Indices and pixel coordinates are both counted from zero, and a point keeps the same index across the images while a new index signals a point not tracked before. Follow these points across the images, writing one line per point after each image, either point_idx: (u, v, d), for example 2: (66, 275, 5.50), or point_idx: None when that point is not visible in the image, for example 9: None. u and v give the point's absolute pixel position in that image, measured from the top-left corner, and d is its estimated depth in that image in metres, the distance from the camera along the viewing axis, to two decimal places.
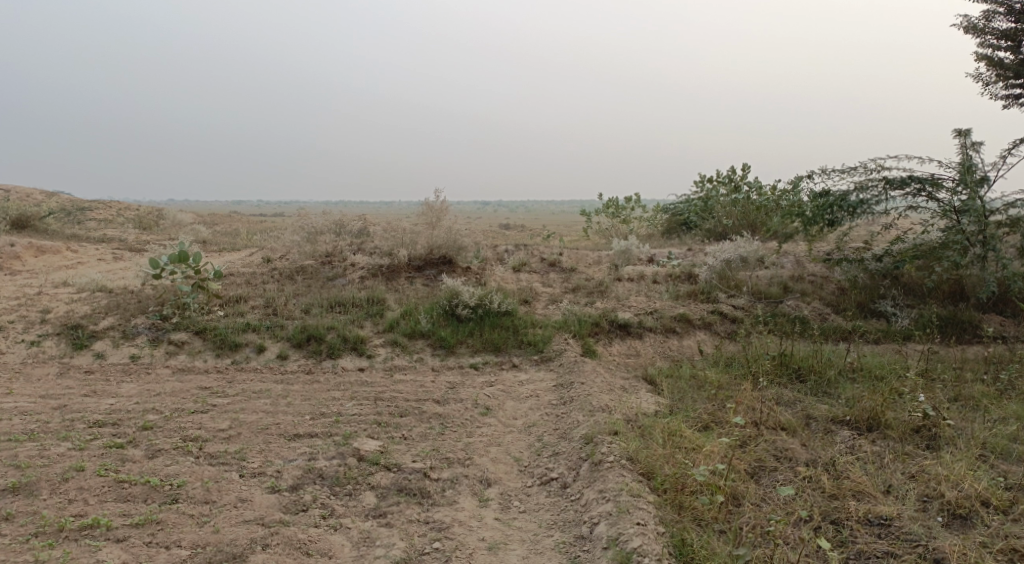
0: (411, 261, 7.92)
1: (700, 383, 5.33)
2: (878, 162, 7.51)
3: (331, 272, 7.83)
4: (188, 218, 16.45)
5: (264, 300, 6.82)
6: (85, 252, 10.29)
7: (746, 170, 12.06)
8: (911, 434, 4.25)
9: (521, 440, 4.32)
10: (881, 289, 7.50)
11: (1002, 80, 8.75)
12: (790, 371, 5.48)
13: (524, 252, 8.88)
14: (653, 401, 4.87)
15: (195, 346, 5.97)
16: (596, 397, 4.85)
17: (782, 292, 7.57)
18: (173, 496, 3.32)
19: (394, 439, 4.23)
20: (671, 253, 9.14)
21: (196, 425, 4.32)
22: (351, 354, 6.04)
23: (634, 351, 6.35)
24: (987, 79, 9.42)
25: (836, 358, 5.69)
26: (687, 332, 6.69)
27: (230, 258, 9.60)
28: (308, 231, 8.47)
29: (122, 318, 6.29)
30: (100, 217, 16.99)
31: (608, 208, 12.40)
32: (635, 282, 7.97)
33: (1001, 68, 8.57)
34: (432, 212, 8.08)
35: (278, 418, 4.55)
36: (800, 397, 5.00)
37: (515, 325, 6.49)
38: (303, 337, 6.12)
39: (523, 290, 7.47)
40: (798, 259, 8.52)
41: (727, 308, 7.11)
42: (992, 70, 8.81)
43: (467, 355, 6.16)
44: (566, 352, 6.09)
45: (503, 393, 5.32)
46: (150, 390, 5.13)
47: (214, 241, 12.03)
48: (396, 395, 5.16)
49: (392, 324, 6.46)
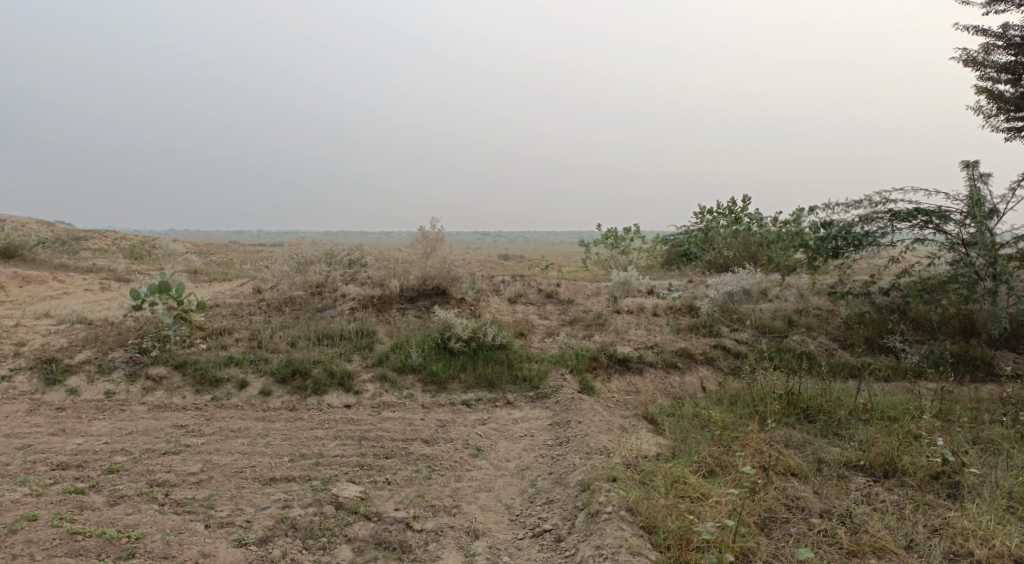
0: (403, 292, 7.68)
1: (704, 423, 5.06)
2: (884, 194, 7.33)
3: (321, 304, 7.59)
4: (181, 248, 16.25)
5: (249, 333, 6.57)
6: (72, 282, 10.06)
7: (746, 202, 11.90)
8: (930, 481, 3.99)
9: (513, 485, 4.05)
10: (889, 323, 7.26)
11: (1002, 114, 8.62)
12: (798, 410, 5.23)
13: (520, 283, 8.65)
14: (654, 442, 4.60)
15: (174, 382, 5.71)
16: (594, 438, 4.57)
17: (787, 326, 7.32)
18: (129, 550, 3.04)
19: (376, 484, 3.95)
20: (671, 285, 8.91)
21: (165, 468, 4.04)
22: (338, 390, 5.77)
23: (634, 388, 6.08)
24: (988, 113, 9.30)
25: (846, 396, 5.43)
26: (689, 367, 6.43)
27: (219, 288, 9.39)
28: (298, 261, 8.26)
29: (100, 352, 6.03)
30: (93, 246, 16.80)
31: (606, 239, 12.19)
32: (634, 315, 7.72)
33: (1000, 101, 8.46)
34: (427, 242, 7.87)
35: (254, 460, 4.27)
36: (810, 440, 4.72)
37: (510, 359, 6.23)
38: (288, 371, 5.86)
39: (519, 323, 7.23)
40: (802, 292, 8.29)
41: (730, 343, 6.86)
42: (993, 103, 8.69)
43: (460, 391, 5.89)
44: (563, 389, 5.82)
45: (496, 432, 5.04)
46: (122, 429, 4.85)
47: (206, 271, 11.82)
48: (382, 434, 4.89)
49: (382, 358, 6.20)
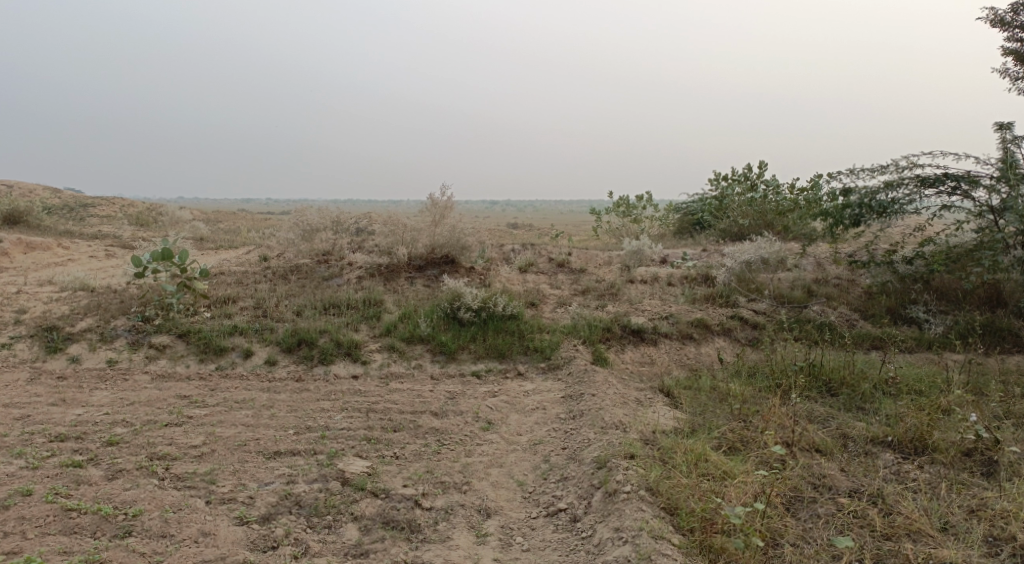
0: (411, 260, 7.50)
1: (722, 396, 4.88)
2: (911, 159, 7.03)
3: (327, 272, 7.42)
4: (188, 216, 16.10)
5: (254, 301, 6.42)
6: (77, 249, 9.92)
7: (762, 169, 11.58)
8: (962, 458, 3.81)
9: (525, 460, 3.90)
10: (912, 293, 7.01)
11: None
12: (820, 384, 5.05)
13: (531, 252, 8.44)
14: (672, 416, 4.43)
15: (177, 351, 5.58)
16: (609, 412, 4.41)
17: (806, 296, 7.10)
18: (125, 528, 2.93)
19: (384, 459, 3.80)
20: (685, 254, 8.67)
21: (166, 440, 3.91)
22: (345, 360, 5.63)
23: (649, 359, 5.90)
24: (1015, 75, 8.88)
25: (869, 369, 5.23)
26: (705, 338, 6.23)
27: (224, 256, 9.21)
28: (304, 228, 8.07)
29: (102, 320, 5.90)
30: (100, 213, 16.64)
31: (618, 207, 11.91)
32: (648, 285, 7.51)
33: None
34: (435, 209, 7.66)
35: (258, 433, 4.13)
36: (834, 414, 4.54)
37: (521, 330, 6.06)
38: (294, 341, 5.71)
39: (530, 292, 7.04)
40: (820, 261, 8.06)
41: (747, 313, 6.65)
42: (1021, 65, 8.28)
43: (470, 361, 5.74)
44: (575, 360, 5.65)
45: (507, 405, 4.89)
46: (124, 399, 4.74)
47: (212, 239, 11.65)
48: (390, 406, 4.75)
49: (389, 328, 6.04)
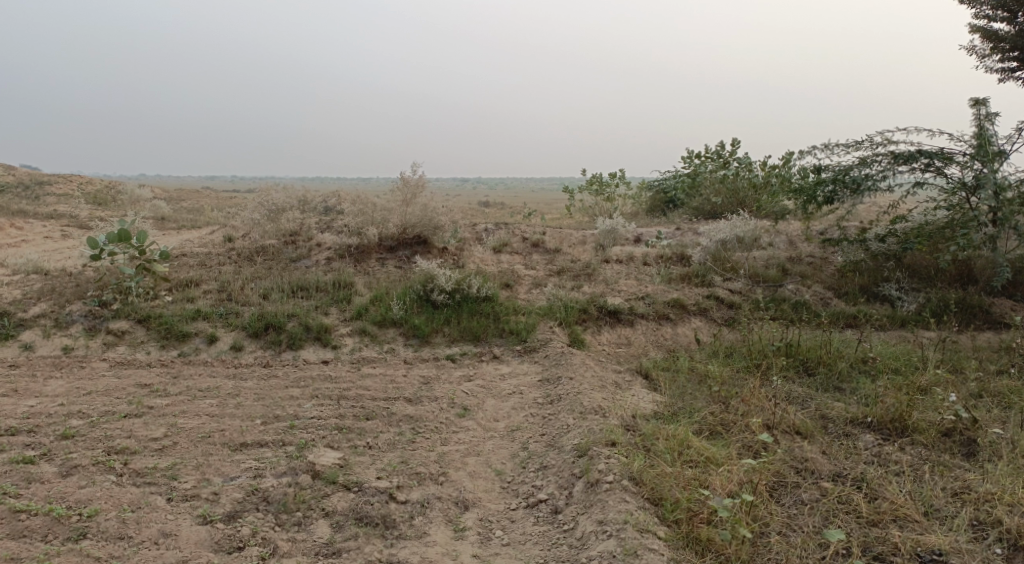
0: (382, 241, 7.30)
1: (701, 378, 4.82)
2: (886, 135, 7.00)
3: (295, 253, 7.18)
4: (148, 195, 15.55)
5: (219, 284, 6.17)
6: (30, 229, 9.48)
7: (735, 147, 11.54)
8: (941, 439, 3.81)
9: (503, 448, 3.80)
10: (885, 271, 7.03)
11: (997, 53, 8.22)
12: (797, 364, 5.02)
13: (504, 231, 8.29)
14: (651, 399, 4.36)
15: (137, 337, 5.33)
16: (588, 396, 4.31)
17: (781, 275, 7.08)
18: (80, 530, 2.75)
19: (356, 449, 3.66)
20: (660, 233, 8.60)
21: (125, 433, 3.71)
22: (314, 345, 5.44)
23: (626, 340, 5.83)
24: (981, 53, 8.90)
25: (846, 349, 5.22)
26: (682, 319, 6.17)
27: (187, 237, 8.87)
28: (270, 208, 7.79)
29: (56, 305, 5.60)
30: (57, 191, 16.00)
31: (591, 185, 11.78)
32: (624, 264, 7.42)
33: (995, 41, 8.05)
34: (406, 188, 7.45)
35: (224, 423, 3.95)
36: (813, 395, 4.51)
37: (496, 312, 5.93)
38: (260, 326, 5.50)
39: (505, 273, 6.90)
40: (793, 239, 8.05)
41: (724, 293, 6.61)
42: (988, 42, 8.29)
43: (444, 345, 5.60)
44: (552, 342, 5.55)
45: (482, 390, 4.77)
46: (80, 388, 4.50)
47: (174, 218, 11.24)
48: (362, 393, 4.60)
49: (360, 311, 5.86)
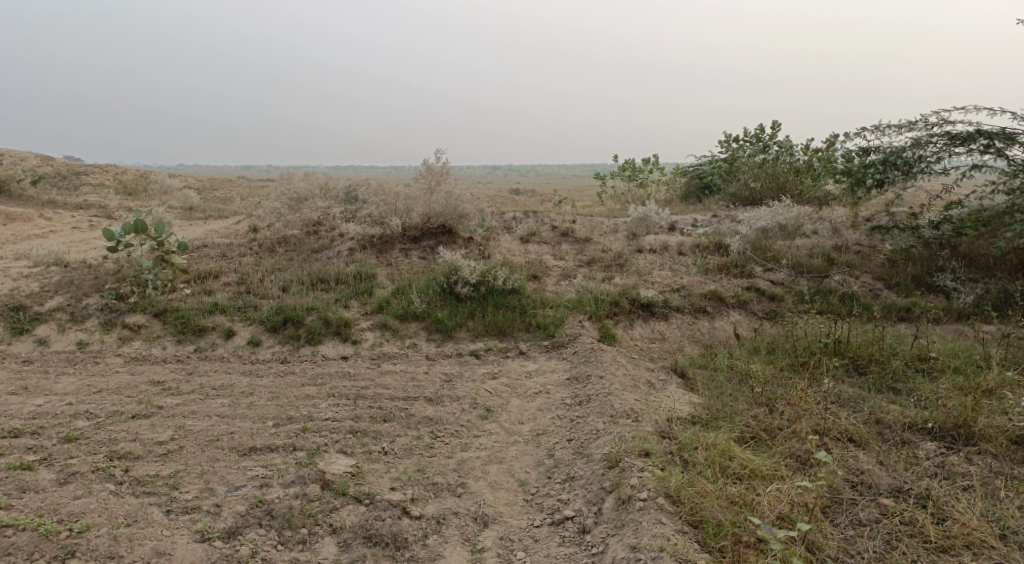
0: (406, 231, 7.06)
1: (741, 376, 4.48)
2: (941, 115, 6.45)
3: (317, 244, 7.00)
4: (178, 185, 15.58)
5: (238, 276, 6.01)
6: (59, 220, 9.47)
7: (776, 129, 11.01)
8: (1013, 448, 3.44)
9: (528, 454, 3.54)
10: (939, 260, 6.55)
11: None
12: (847, 362, 4.65)
13: (532, 220, 7.99)
14: (687, 401, 4.05)
15: (153, 331, 5.19)
16: (619, 397, 4.02)
17: (826, 264, 6.64)
18: (69, 547, 2.69)
19: (370, 456, 3.44)
20: (695, 221, 8.20)
21: (130, 435, 3.55)
22: (333, 340, 5.24)
23: (659, 335, 5.50)
24: None
25: (900, 345, 4.82)
26: (719, 312, 5.81)
27: (213, 227, 8.76)
28: (291, 197, 7.62)
29: (73, 298, 5.50)
30: (93, 181, 16.18)
31: (623, 171, 11.35)
32: (657, 254, 7.07)
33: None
34: (429, 176, 7.19)
35: (234, 425, 3.76)
36: (865, 397, 4.14)
37: (522, 305, 5.66)
38: (279, 320, 5.31)
39: (532, 264, 6.61)
40: (838, 226, 7.59)
41: (764, 284, 6.22)
42: None
43: (468, 339, 5.35)
44: (581, 338, 5.26)
45: (507, 389, 4.52)
46: (91, 386, 4.36)
47: (202, 209, 11.18)
48: (380, 392, 4.38)
49: (381, 305, 5.64)
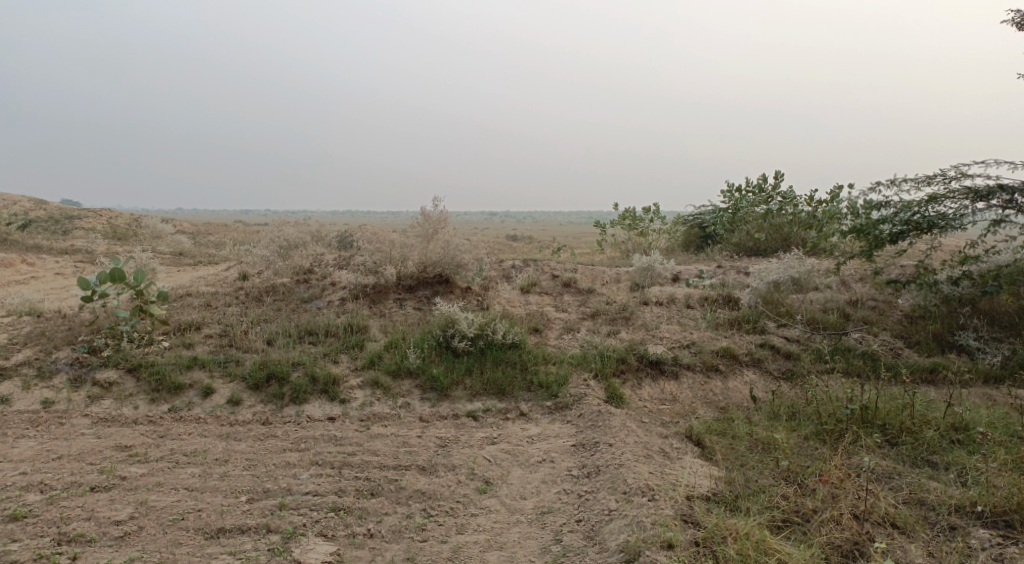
0: (401, 280, 6.74)
1: (762, 445, 4.11)
2: (960, 169, 6.21)
3: (307, 293, 6.68)
4: (170, 229, 15.26)
5: (221, 328, 5.66)
6: (42, 266, 9.14)
7: (779, 179, 10.85)
8: None
9: (533, 539, 3.17)
10: (960, 318, 6.26)
11: None
12: (876, 431, 4.29)
13: (533, 268, 7.70)
14: (707, 475, 3.68)
15: (125, 389, 4.81)
16: (633, 470, 3.65)
17: (843, 320, 6.33)
18: None
19: (354, 540, 3.11)
20: (700, 272, 7.92)
21: (84, 513, 3.16)
22: (320, 400, 4.86)
23: (670, 396, 5.14)
24: None
25: (931, 412, 4.49)
26: (732, 370, 5.46)
27: (200, 274, 8.43)
28: (282, 244, 7.33)
29: (42, 352, 5.13)
30: (85, 226, 15.92)
31: (623, 220, 11.11)
32: (664, 307, 6.75)
33: None
34: (427, 224, 6.88)
35: (202, 501, 3.37)
36: (901, 472, 3.79)
37: (523, 361, 5.31)
38: (262, 376, 4.94)
39: (533, 317, 6.29)
40: (850, 280, 7.30)
41: (779, 341, 5.89)
42: None
43: (464, 399, 4.96)
44: (586, 398, 4.89)
45: (508, 456, 4.13)
46: (50, 452, 3.96)
47: (192, 254, 10.87)
48: (368, 460, 3.99)
49: (373, 359, 5.29)
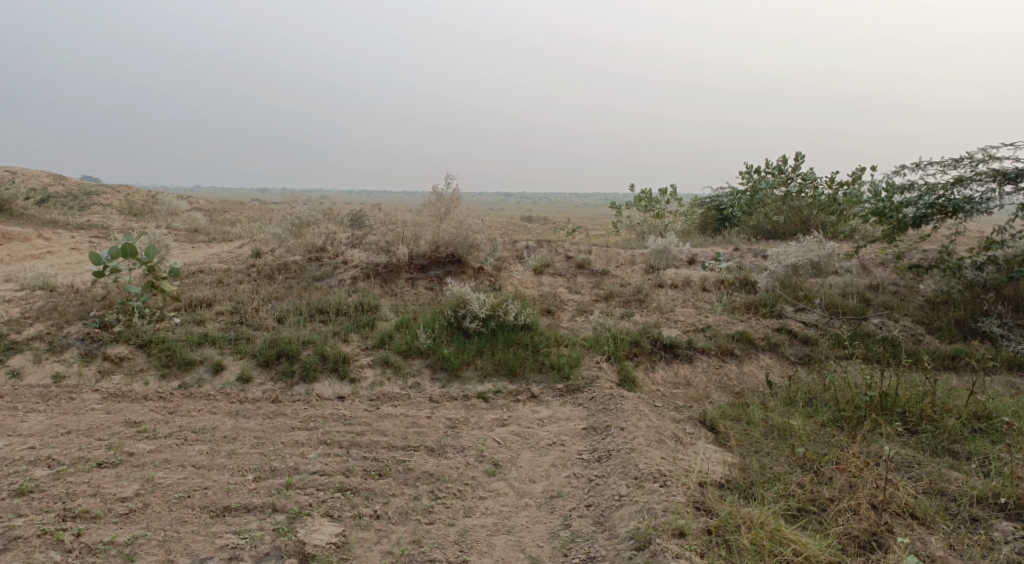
0: (413, 259, 6.67)
1: (778, 431, 4.02)
2: (988, 151, 6.01)
3: (319, 271, 6.64)
4: (185, 206, 15.30)
5: (232, 305, 5.63)
6: (58, 241, 9.18)
7: (799, 161, 10.62)
8: None
9: (541, 523, 3.12)
10: (984, 304, 6.09)
11: None
12: (896, 418, 4.18)
13: (546, 249, 7.61)
14: (720, 461, 3.59)
15: (136, 364, 4.80)
16: (644, 455, 3.58)
17: (863, 305, 6.19)
18: None
19: (360, 521, 3.08)
20: (717, 254, 7.78)
21: (90, 489, 3.21)
22: (330, 378, 4.83)
23: (684, 380, 5.05)
24: None
25: (953, 400, 4.36)
26: (748, 355, 5.36)
27: (213, 251, 8.42)
28: (294, 221, 7.27)
29: (54, 326, 5.14)
30: (103, 202, 16.01)
31: (639, 201, 10.94)
32: (679, 290, 6.64)
33: None
34: (439, 203, 6.86)
35: (208, 479, 3.36)
36: (921, 461, 3.69)
37: (535, 343, 5.24)
38: (272, 354, 4.91)
39: (545, 298, 6.21)
40: (871, 264, 7.13)
41: (796, 326, 5.76)
42: None
43: (475, 380, 4.91)
44: (598, 381, 4.81)
45: (518, 439, 4.08)
46: (60, 427, 3.97)
47: (207, 231, 10.89)
48: (377, 440, 3.95)
49: (383, 339, 5.24)
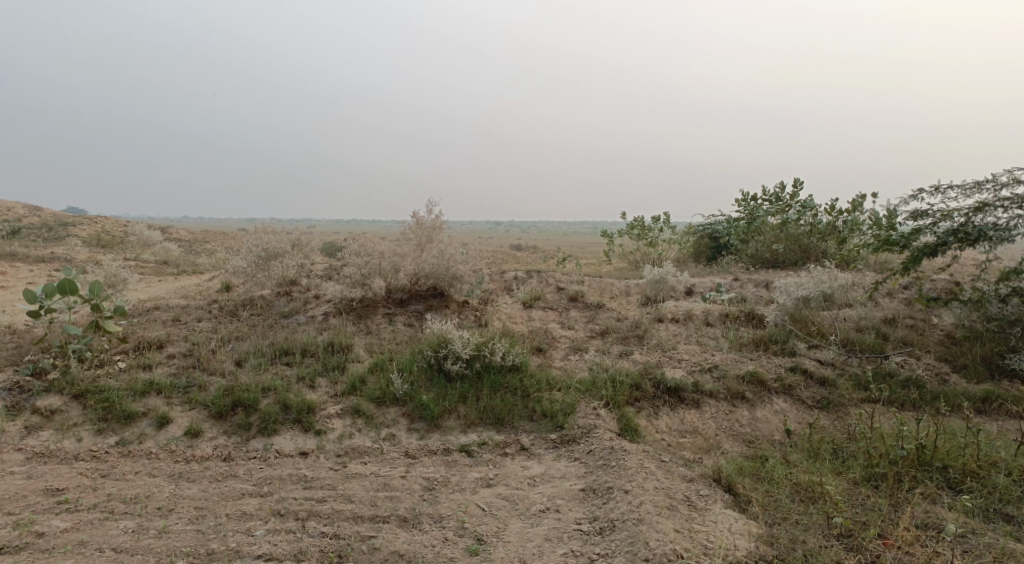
0: (391, 293, 6.17)
1: (806, 493, 3.47)
2: (1013, 174, 5.58)
3: (288, 307, 6.09)
4: (162, 238, 14.64)
5: (187, 347, 5.04)
6: (15, 276, 8.54)
7: (796, 188, 10.22)
8: None
9: None
10: (1012, 339, 5.59)
11: None
12: (938, 475, 3.64)
13: (536, 280, 7.08)
14: (742, 534, 3.07)
15: (69, 418, 4.20)
16: (654, 529, 3.05)
17: (880, 341, 5.69)
18: None
19: None
20: (717, 285, 7.26)
21: None
22: (292, 430, 4.23)
23: (691, 428, 4.50)
24: None
25: (999, 451, 3.84)
26: (762, 399, 4.81)
27: (177, 285, 7.80)
28: (260, 253, 6.50)
29: None
30: (78, 233, 15.38)
31: (631, 228, 10.38)
32: (680, 324, 6.11)
33: None
34: (420, 232, 6.34)
35: None
36: (974, 529, 3.14)
37: (525, 388, 4.67)
38: (227, 405, 4.32)
39: (536, 334, 5.67)
40: (882, 296, 6.66)
41: (812, 364, 5.24)
42: None
43: (457, 431, 4.32)
44: (597, 431, 4.25)
45: (506, 504, 3.50)
46: None
47: (178, 264, 10.29)
48: (340, 508, 3.37)
49: (355, 385, 4.65)
